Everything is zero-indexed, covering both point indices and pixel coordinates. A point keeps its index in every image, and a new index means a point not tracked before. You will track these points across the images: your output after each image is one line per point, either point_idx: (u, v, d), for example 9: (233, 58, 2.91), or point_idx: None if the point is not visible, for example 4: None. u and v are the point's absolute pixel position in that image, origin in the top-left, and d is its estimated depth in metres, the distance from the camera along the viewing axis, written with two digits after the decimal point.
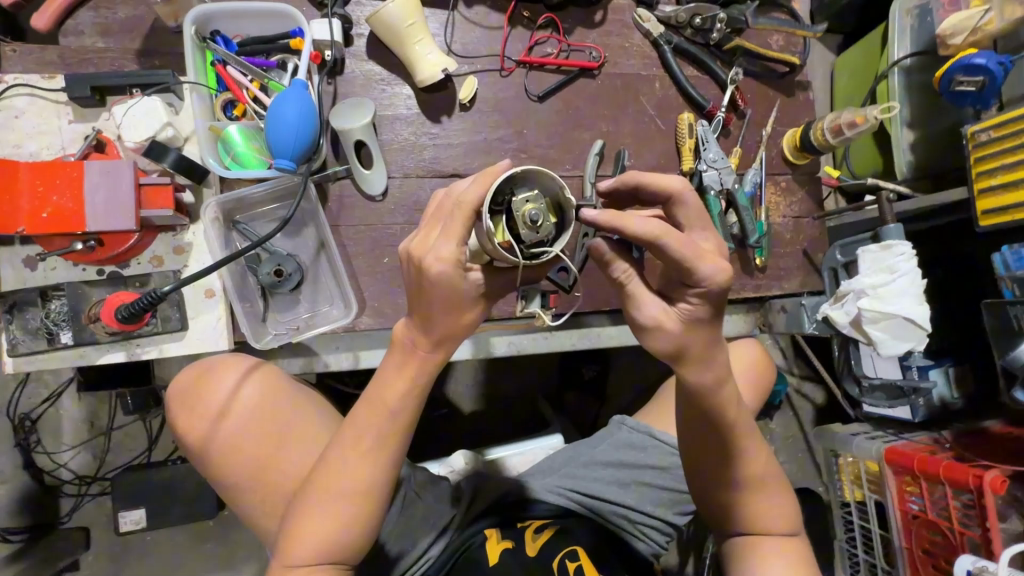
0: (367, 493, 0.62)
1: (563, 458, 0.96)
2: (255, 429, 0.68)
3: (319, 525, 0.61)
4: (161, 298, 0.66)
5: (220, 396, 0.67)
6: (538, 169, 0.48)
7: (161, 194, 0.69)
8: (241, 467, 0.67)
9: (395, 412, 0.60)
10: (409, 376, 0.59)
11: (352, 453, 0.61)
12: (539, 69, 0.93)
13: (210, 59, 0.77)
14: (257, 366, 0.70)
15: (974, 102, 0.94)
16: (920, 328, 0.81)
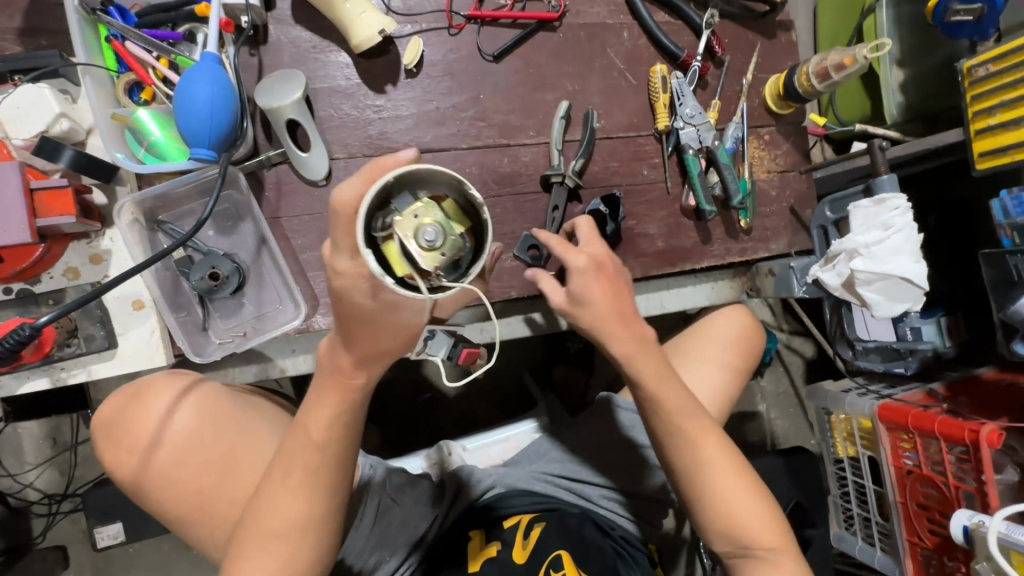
0: (302, 528, 0.56)
1: (550, 442, 0.91)
2: (192, 459, 0.62)
3: (253, 567, 0.55)
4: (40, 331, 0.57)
5: (148, 427, 0.61)
6: (417, 170, 0.41)
7: (58, 198, 0.59)
8: (183, 497, 0.61)
9: (319, 442, 0.56)
10: (335, 400, 0.56)
11: (281, 486, 0.56)
12: (492, 24, 0.83)
13: (105, 35, 0.66)
14: (195, 386, 0.63)
15: (971, 33, 0.85)
16: (916, 286, 0.76)
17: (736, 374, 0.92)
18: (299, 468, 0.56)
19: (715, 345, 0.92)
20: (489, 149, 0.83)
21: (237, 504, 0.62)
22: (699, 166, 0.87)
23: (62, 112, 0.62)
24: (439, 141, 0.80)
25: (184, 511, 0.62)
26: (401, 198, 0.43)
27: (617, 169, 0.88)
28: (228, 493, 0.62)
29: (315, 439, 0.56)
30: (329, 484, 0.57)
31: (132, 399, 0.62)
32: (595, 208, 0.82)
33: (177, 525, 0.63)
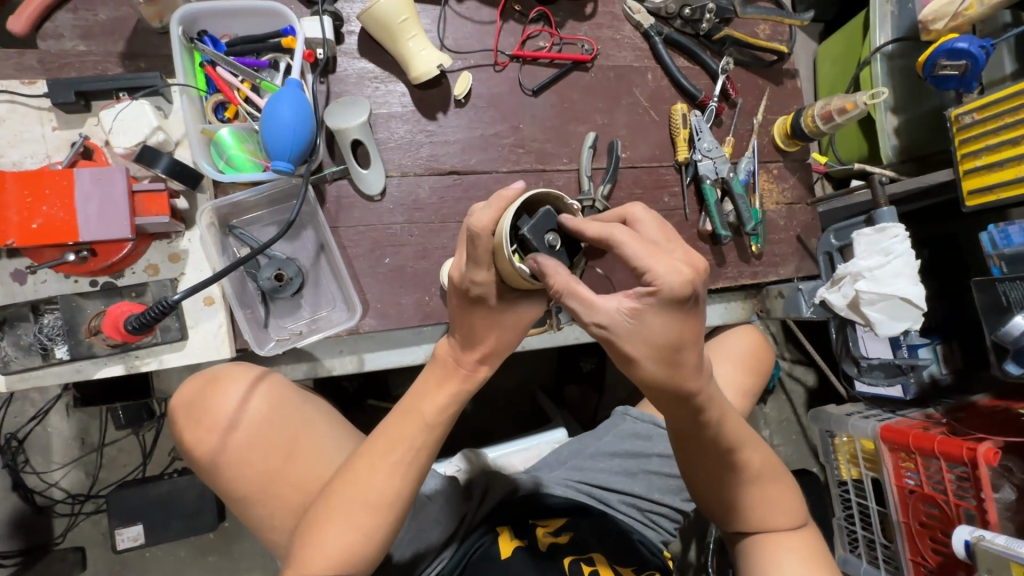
0: (390, 504, 0.62)
1: (570, 450, 0.97)
2: (265, 441, 0.69)
3: (339, 537, 0.60)
4: (171, 308, 0.63)
5: (229, 408, 0.69)
6: (547, 193, 0.50)
7: (155, 200, 0.66)
8: (256, 475, 0.68)
9: (429, 423, 0.64)
10: (447, 390, 0.65)
11: (378, 461, 0.63)
12: (533, 63, 0.93)
13: (199, 60, 0.75)
14: (266, 376, 0.72)
15: (957, 85, 0.96)
16: (915, 306, 0.83)
17: (748, 392, 0.98)
18: (397, 448, 0.63)
19: (728, 363, 0.97)
20: (526, 173, 0.91)
21: (305, 486, 0.68)
22: (715, 195, 0.95)
23: (158, 125, 0.70)
24: (482, 164, 0.89)
25: (250, 491, 0.68)
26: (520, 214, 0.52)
27: (641, 196, 0.96)
28: (296, 474, 0.68)
29: (422, 420, 0.64)
30: (416, 467, 0.64)
31: (217, 382, 0.70)
32: None
33: (241, 506, 0.69)
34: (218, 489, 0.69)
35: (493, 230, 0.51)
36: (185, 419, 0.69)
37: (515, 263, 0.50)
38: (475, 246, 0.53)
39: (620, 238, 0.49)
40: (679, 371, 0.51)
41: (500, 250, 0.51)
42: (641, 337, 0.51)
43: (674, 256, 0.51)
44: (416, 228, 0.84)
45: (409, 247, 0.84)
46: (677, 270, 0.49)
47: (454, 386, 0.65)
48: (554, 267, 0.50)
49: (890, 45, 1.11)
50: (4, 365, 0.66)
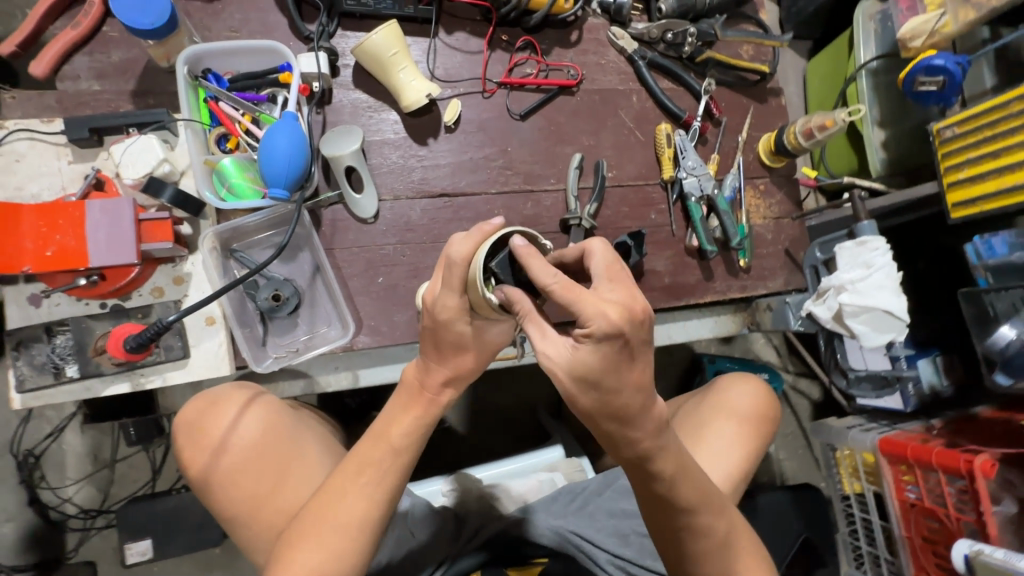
0: (363, 526, 0.66)
1: (567, 499, 0.93)
2: (251, 460, 0.72)
3: (312, 559, 0.63)
4: (166, 328, 0.68)
5: (217, 427, 0.72)
6: (521, 229, 0.54)
7: (161, 228, 0.71)
8: (241, 495, 0.70)
9: (398, 448, 0.68)
10: (413, 413, 0.68)
11: (351, 485, 0.66)
12: (520, 89, 0.97)
13: (203, 96, 0.80)
14: (255, 397, 0.75)
15: (937, 100, 0.98)
16: (899, 319, 0.84)
17: (754, 444, 0.93)
18: (369, 471, 0.67)
19: (732, 412, 0.94)
20: (515, 194, 0.95)
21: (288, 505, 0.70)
22: (700, 212, 0.98)
23: (164, 157, 0.75)
24: (471, 186, 0.93)
25: (236, 509, 0.71)
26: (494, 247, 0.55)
27: (627, 213, 0.99)
28: (279, 494, 0.71)
29: (391, 444, 0.68)
30: (387, 490, 0.67)
31: (209, 403, 0.73)
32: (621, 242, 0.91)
33: (227, 523, 0.72)
34: (207, 506, 0.72)
35: (469, 260, 0.54)
36: (179, 438, 0.72)
37: (480, 291, 0.54)
38: (448, 273, 0.56)
39: (557, 285, 0.49)
40: (602, 403, 0.53)
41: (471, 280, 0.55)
42: (575, 371, 0.51)
43: (609, 298, 0.50)
44: (408, 249, 0.88)
45: (402, 267, 0.87)
46: (607, 311, 0.49)
47: (417, 410, 0.68)
48: (517, 296, 0.53)
49: (874, 62, 1.13)
50: (20, 384, 0.70)
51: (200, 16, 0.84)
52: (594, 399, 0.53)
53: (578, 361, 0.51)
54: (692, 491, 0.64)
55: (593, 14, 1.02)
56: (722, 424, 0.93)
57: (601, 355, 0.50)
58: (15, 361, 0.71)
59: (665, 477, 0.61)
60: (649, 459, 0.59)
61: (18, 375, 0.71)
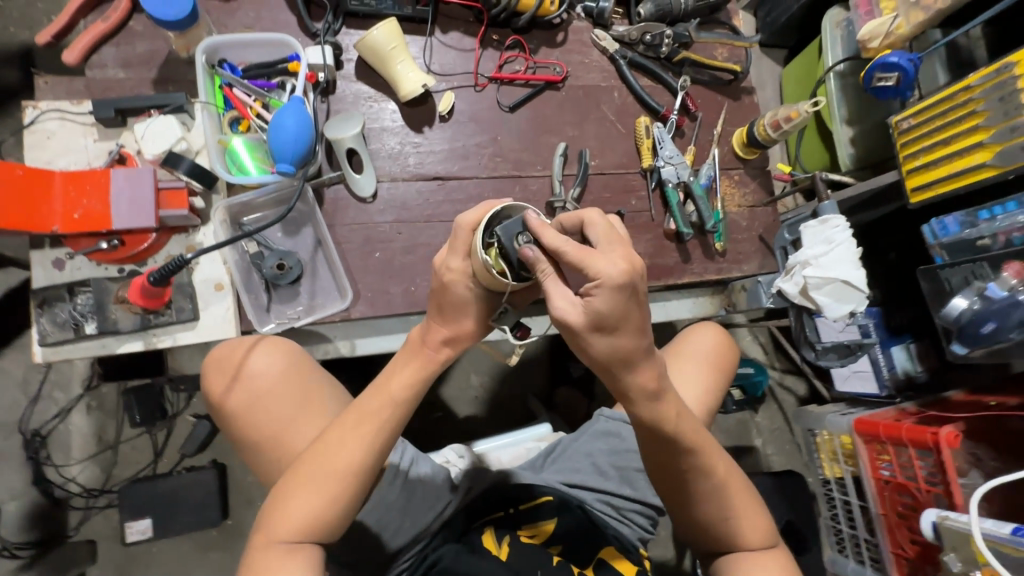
0: (356, 475, 0.69)
1: (552, 455, 1.08)
2: (270, 392, 0.77)
3: (306, 497, 0.67)
4: (184, 264, 0.74)
5: (243, 361, 0.78)
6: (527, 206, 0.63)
7: (177, 197, 0.78)
8: (260, 430, 0.76)
9: (397, 400, 0.71)
10: (414, 366, 0.73)
11: (348, 434, 0.70)
12: (509, 84, 1.05)
13: (218, 83, 0.88)
14: (262, 340, 0.80)
15: (894, 95, 1.06)
16: (857, 289, 0.89)
17: (714, 385, 1.06)
18: (367, 422, 0.70)
19: (696, 359, 1.07)
20: (504, 179, 1.02)
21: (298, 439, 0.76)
22: (677, 197, 1.05)
23: (182, 136, 0.82)
24: (464, 171, 1.00)
25: (251, 436, 0.77)
26: (501, 219, 0.63)
27: (609, 199, 1.06)
28: (294, 432, 0.76)
29: (391, 397, 0.72)
30: (381, 441, 0.71)
31: (231, 348, 0.79)
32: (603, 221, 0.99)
33: (242, 448, 0.77)
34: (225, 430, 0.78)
35: (473, 227, 0.63)
36: (207, 371, 0.79)
37: (481, 253, 0.61)
38: (457, 240, 0.65)
39: (568, 245, 0.55)
40: (612, 347, 0.57)
41: (479, 247, 0.62)
42: (590, 321, 0.56)
43: (613, 254, 0.56)
44: (403, 227, 0.95)
45: (398, 243, 0.94)
46: (615, 264, 0.54)
47: (418, 364, 0.73)
48: (530, 259, 0.58)
49: (840, 65, 1.22)
50: (42, 338, 0.76)
51: (218, 13, 0.92)
52: (606, 344, 0.57)
53: (589, 313, 0.55)
54: (692, 433, 0.70)
55: (578, 18, 1.11)
56: (683, 366, 1.06)
57: (612, 303, 0.54)
58: (39, 318, 0.77)
59: (646, 424, 0.66)
60: (633, 400, 0.63)
61: (41, 330, 0.76)
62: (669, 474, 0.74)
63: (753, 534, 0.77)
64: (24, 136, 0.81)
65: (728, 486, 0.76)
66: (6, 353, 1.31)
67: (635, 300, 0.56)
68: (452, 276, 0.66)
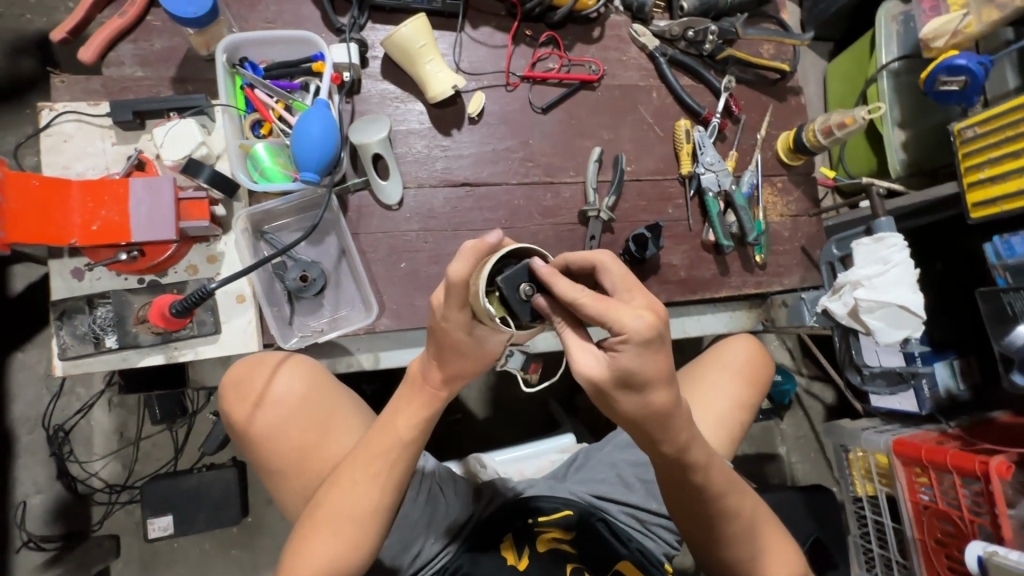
0: (373, 516, 0.69)
1: (572, 466, 1.03)
2: (289, 419, 0.76)
3: (328, 541, 0.68)
4: (208, 296, 0.70)
5: (260, 386, 0.75)
6: (530, 247, 0.55)
7: (197, 206, 0.74)
8: (280, 459, 0.75)
9: (405, 440, 0.71)
10: (416, 404, 0.71)
11: (363, 475, 0.69)
12: (542, 83, 0.99)
13: (239, 84, 0.84)
14: (286, 360, 0.78)
15: (958, 100, 0.98)
16: (914, 315, 0.85)
17: (746, 399, 1.01)
18: (380, 462, 0.70)
19: (725, 371, 1.02)
20: (535, 185, 0.97)
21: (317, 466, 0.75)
22: (718, 207, 0.99)
23: (203, 141, 0.79)
24: (494, 176, 0.95)
25: (271, 461, 0.75)
26: (500, 264, 0.55)
27: (645, 207, 1.01)
28: (314, 461, 0.75)
29: (397, 436, 0.71)
30: (395, 481, 0.70)
31: (249, 369, 0.77)
32: (639, 233, 0.94)
33: (265, 472, 0.76)
34: (247, 452, 0.77)
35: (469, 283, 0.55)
36: (225, 395, 0.76)
37: (482, 303, 0.54)
38: (451, 292, 0.57)
39: (587, 296, 0.51)
40: (645, 404, 0.56)
41: (480, 299, 0.54)
42: (617, 375, 0.54)
43: (634, 304, 0.53)
44: (430, 236, 0.90)
45: (424, 253, 0.90)
46: (637, 317, 0.51)
47: (421, 402, 0.71)
48: (546, 310, 0.53)
49: (895, 63, 1.13)
50: (62, 351, 0.74)
51: (238, 7, 0.88)
52: (635, 399, 0.56)
53: (612, 367, 0.54)
54: (718, 475, 0.68)
55: (616, 11, 1.04)
56: (712, 378, 1.01)
57: (637, 358, 0.52)
58: (59, 330, 0.74)
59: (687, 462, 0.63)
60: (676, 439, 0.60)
61: (61, 343, 0.75)
62: (696, 516, 0.72)
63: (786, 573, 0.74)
64: (41, 139, 0.77)
65: (757, 527, 0.74)
66: (28, 348, 1.30)
67: (661, 349, 0.53)
68: (453, 323, 0.60)
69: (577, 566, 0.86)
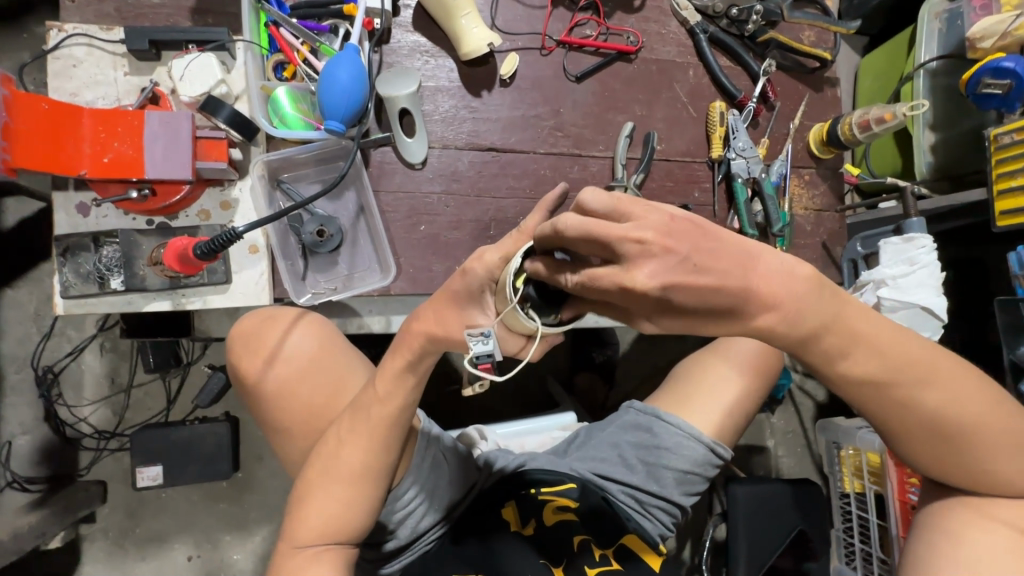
0: (366, 479, 0.68)
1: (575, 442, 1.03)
2: (293, 376, 0.73)
3: (324, 504, 0.67)
4: (235, 238, 0.65)
5: (269, 341, 0.73)
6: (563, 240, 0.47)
7: (215, 147, 0.70)
8: (286, 418, 0.73)
9: (386, 400, 0.68)
10: (399, 363, 0.66)
11: (351, 434, 0.68)
12: (578, 50, 0.95)
13: (263, 20, 0.78)
14: (301, 318, 0.75)
15: (1000, 105, 0.96)
16: (934, 317, 0.84)
17: (751, 391, 1.02)
18: (369, 423, 0.68)
19: (734, 362, 1.02)
20: (563, 156, 0.94)
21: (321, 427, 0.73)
22: (745, 194, 0.97)
23: (222, 78, 0.74)
24: (521, 143, 0.92)
25: (275, 421, 0.74)
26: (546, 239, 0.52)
27: (672, 188, 0.98)
28: (321, 419, 0.73)
29: (385, 397, 0.68)
30: (386, 443, 0.69)
31: (260, 324, 0.74)
32: None
33: (270, 432, 0.75)
34: (253, 410, 0.76)
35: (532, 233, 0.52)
36: (235, 350, 0.75)
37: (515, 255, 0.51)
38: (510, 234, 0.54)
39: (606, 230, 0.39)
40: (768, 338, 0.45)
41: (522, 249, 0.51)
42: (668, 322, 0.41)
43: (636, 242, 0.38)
44: (452, 200, 0.88)
45: (444, 217, 0.87)
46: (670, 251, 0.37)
47: (403, 361, 0.66)
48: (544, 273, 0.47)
49: (934, 62, 1.11)
50: (64, 290, 0.70)
51: None
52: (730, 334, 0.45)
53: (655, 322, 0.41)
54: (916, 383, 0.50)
55: None
56: (718, 366, 1.02)
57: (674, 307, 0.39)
58: (61, 267, 0.71)
59: None
60: None
61: (63, 281, 0.71)
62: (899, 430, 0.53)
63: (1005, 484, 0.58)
64: (47, 61, 0.72)
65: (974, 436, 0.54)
66: (20, 286, 1.26)
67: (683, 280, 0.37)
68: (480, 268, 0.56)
69: (584, 539, 0.90)
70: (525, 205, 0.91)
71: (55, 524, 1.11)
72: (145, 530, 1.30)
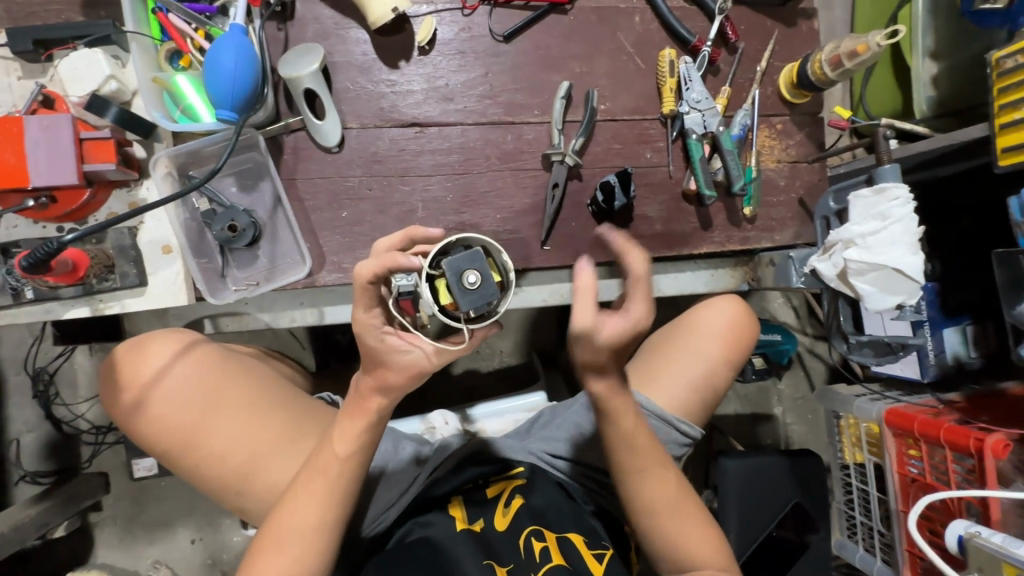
0: (321, 531, 0.67)
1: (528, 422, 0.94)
2: (187, 399, 0.74)
3: (274, 565, 0.65)
4: (61, 246, 0.64)
5: (152, 367, 0.74)
6: (478, 237, 0.50)
7: (103, 148, 0.68)
8: (186, 451, 0.74)
9: (344, 456, 0.67)
10: (358, 421, 0.66)
11: (306, 494, 0.66)
12: (505, 6, 0.87)
13: (152, 8, 0.74)
14: (189, 341, 0.77)
15: (1001, 21, 0.82)
16: (909, 279, 0.75)
17: (723, 363, 0.95)
18: (325, 481, 0.66)
19: (703, 335, 0.95)
20: (494, 126, 0.87)
21: (230, 453, 0.74)
22: (701, 151, 0.88)
23: (111, 74, 0.72)
24: (446, 115, 0.85)
25: (169, 446, 0.74)
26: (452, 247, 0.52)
27: (619, 151, 0.90)
28: (221, 438, 0.74)
29: (339, 455, 0.67)
30: (340, 493, 0.67)
31: (141, 350, 0.75)
32: (606, 181, 0.84)
33: (169, 458, 0.75)
34: (139, 437, 0.75)
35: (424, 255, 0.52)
36: (112, 380, 0.75)
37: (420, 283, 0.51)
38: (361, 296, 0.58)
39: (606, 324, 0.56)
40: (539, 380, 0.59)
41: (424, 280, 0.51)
42: None
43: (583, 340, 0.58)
44: (374, 181, 0.83)
45: (368, 201, 0.83)
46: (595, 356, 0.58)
47: (365, 420, 0.66)
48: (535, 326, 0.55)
49: None
50: None
51: None
52: None
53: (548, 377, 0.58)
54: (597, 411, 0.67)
55: None
56: (686, 339, 0.96)
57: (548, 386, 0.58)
58: None
59: None
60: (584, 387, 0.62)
61: None
62: None
63: (680, 521, 0.74)
64: None
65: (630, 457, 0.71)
66: None
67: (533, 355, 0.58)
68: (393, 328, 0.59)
69: (534, 529, 0.79)
70: (454, 182, 0.85)
71: (56, 515, 1.17)
72: (148, 516, 1.37)
